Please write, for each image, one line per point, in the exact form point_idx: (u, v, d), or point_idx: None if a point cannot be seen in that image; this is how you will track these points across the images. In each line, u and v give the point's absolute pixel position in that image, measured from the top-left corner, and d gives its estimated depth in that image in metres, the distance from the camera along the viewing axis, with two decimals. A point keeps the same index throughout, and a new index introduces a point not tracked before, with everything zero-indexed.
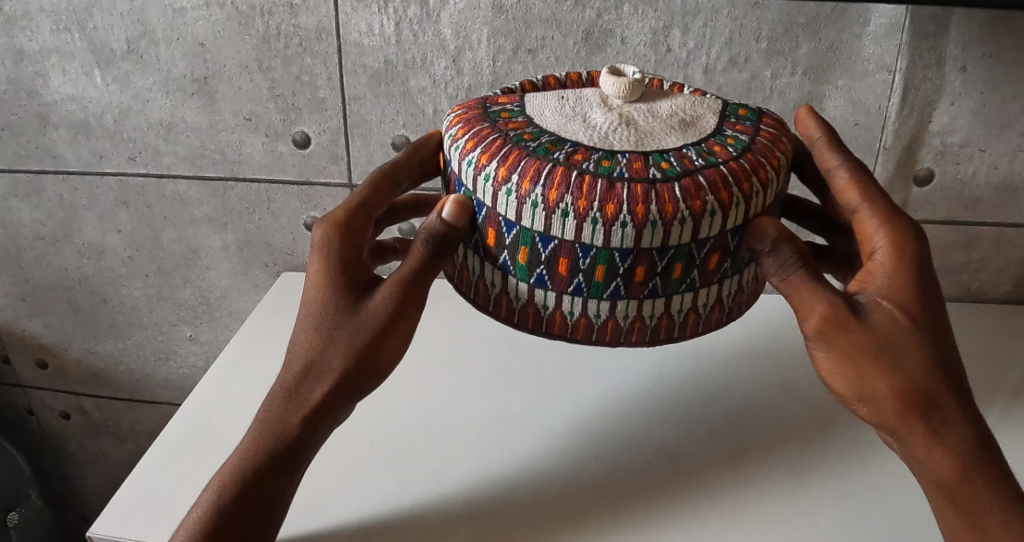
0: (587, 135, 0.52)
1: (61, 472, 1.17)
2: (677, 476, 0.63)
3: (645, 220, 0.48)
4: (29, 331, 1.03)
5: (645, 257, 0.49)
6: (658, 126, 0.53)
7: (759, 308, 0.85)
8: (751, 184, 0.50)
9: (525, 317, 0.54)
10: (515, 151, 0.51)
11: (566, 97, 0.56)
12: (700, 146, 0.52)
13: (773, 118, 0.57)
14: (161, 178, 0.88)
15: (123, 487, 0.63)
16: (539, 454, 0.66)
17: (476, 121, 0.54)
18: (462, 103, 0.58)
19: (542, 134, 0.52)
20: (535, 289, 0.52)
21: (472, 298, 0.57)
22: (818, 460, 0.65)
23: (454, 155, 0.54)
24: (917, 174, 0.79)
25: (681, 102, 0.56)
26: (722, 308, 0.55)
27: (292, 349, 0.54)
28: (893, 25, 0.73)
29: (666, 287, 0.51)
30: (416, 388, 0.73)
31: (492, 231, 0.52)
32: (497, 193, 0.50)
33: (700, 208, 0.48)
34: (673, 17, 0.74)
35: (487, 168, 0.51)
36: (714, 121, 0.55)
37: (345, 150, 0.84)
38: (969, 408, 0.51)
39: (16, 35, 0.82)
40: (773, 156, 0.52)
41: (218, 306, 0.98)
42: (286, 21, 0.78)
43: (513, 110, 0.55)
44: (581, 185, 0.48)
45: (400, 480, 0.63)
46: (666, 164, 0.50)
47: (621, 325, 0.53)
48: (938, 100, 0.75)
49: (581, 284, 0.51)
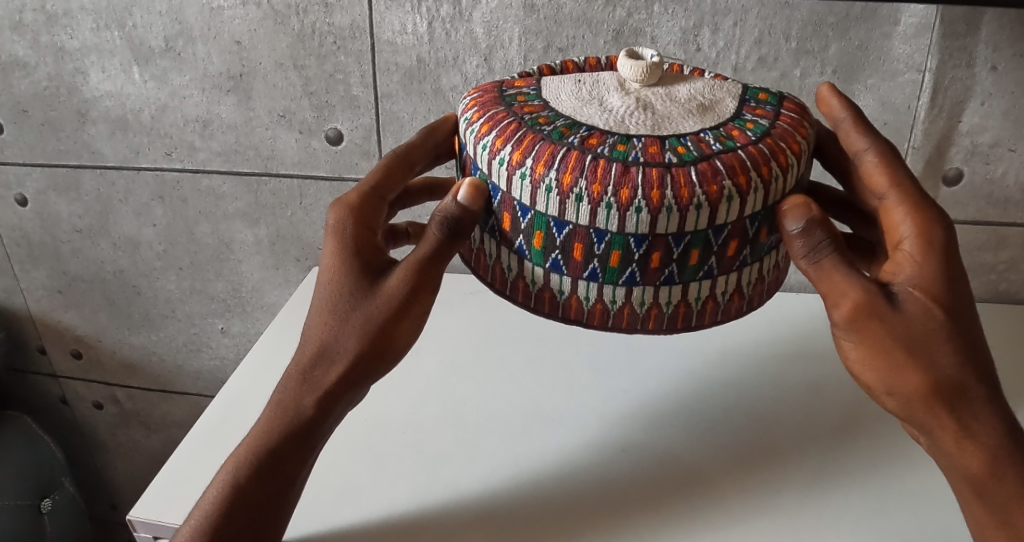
0: (603, 119, 0.53)
1: (94, 460, 1.19)
2: (702, 479, 0.64)
3: (660, 205, 0.49)
4: (64, 322, 1.05)
5: (661, 243, 0.50)
6: (675, 110, 0.54)
7: (785, 305, 0.86)
8: (769, 168, 0.51)
9: (541, 302, 0.55)
10: (529, 135, 0.52)
11: (582, 81, 0.57)
12: (718, 130, 0.52)
13: (794, 102, 0.58)
14: (196, 173, 0.90)
15: (159, 475, 0.65)
16: (570, 453, 0.67)
17: (492, 105, 0.55)
18: (478, 87, 0.59)
19: (557, 118, 0.53)
20: (551, 274, 0.54)
21: (489, 283, 0.58)
22: (846, 458, 0.66)
23: (470, 138, 0.55)
24: (946, 174, 0.80)
25: (700, 87, 0.57)
26: (741, 297, 0.55)
27: (307, 332, 0.56)
28: (923, 25, 0.73)
29: (683, 274, 0.52)
30: (445, 382, 0.74)
31: (508, 216, 0.53)
32: (511, 177, 0.51)
33: (716, 193, 0.49)
34: (704, 16, 0.75)
35: (501, 152, 0.52)
36: (733, 106, 0.55)
37: (376, 147, 0.85)
38: (996, 399, 0.52)
39: (58, 33, 0.84)
40: (792, 140, 0.53)
41: (249, 299, 0.99)
42: (321, 20, 0.79)
43: (529, 94, 0.56)
44: (595, 169, 0.49)
45: (428, 472, 0.65)
46: (683, 148, 0.51)
47: (638, 313, 0.54)
48: (968, 100, 0.75)
49: (596, 269, 0.52)
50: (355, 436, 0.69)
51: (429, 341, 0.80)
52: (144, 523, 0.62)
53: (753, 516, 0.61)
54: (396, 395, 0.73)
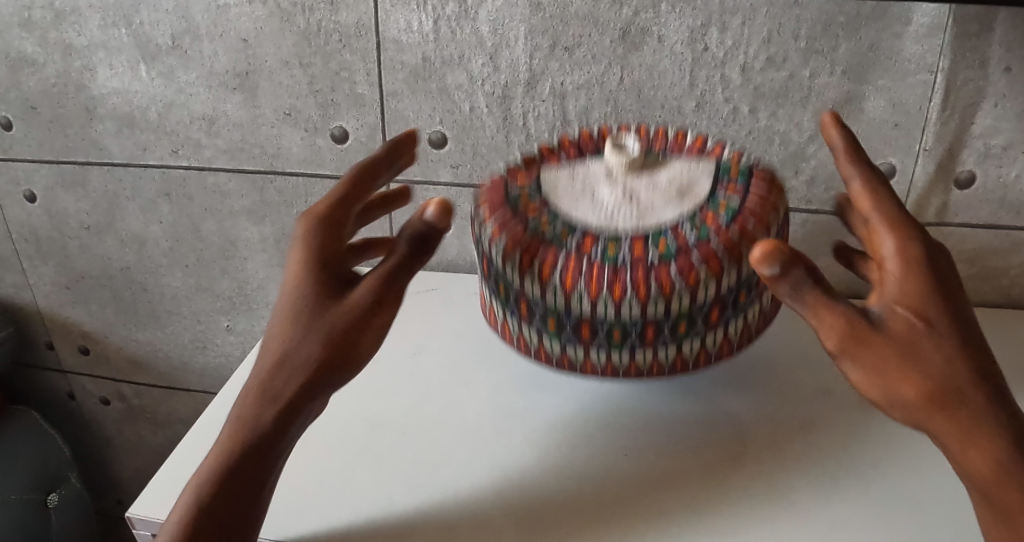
0: (595, 215, 0.58)
1: (101, 456, 1.20)
2: (704, 479, 0.63)
3: (648, 298, 0.54)
4: (72, 318, 1.05)
5: (653, 322, 0.56)
6: (657, 198, 0.59)
7: (794, 310, 0.84)
8: (742, 250, 0.55)
9: (561, 363, 0.60)
10: (532, 240, 0.57)
11: (574, 173, 0.62)
12: (696, 217, 0.57)
13: (766, 169, 0.62)
14: (202, 170, 0.90)
15: (158, 474, 0.65)
16: (569, 455, 0.66)
17: (497, 205, 0.60)
18: (485, 183, 0.64)
19: (556, 219, 0.58)
20: (565, 346, 0.59)
21: (511, 343, 0.63)
22: (853, 462, 0.64)
23: (483, 241, 0.60)
24: (957, 177, 0.78)
25: (682, 169, 0.61)
26: (732, 343, 0.60)
27: (266, 339, 0.55)
28: (935, 25, 0.72)
29: (676, 338, 0.57)
30: (447, 382, 0.74)
31: (523, 303, 0.58)
32: (520, 276, 0.57)
33: (694, 281, 0.54)
34: (712, 16, 0.74)
35: (509, 255, 0.57)
36: (710, 185, 0.60)
37: (381, 145, 0.85)
38: (1001, 399, 0.50)
39: (66, 30, 0.84)
40: (763, 216, 0.57)
41: (254, 298, 0.99)
42: (327, 18, 0.79)
43: (530, 191, 0.61)
44: (591, 270, 0.55)
45: (429, 472, 0.64)
46: (664, 242, 0.55)
47: (643, 368, 0.59)
48: (981, 102, 0.74)
49: (604, 342, 0.57)
50: (356, 435, 0.68)
51: (433, 342, 0.80)
52: (144, 521, 0.61)
53: (754, 522, 0.59)
54: (398, 396, 0.72)
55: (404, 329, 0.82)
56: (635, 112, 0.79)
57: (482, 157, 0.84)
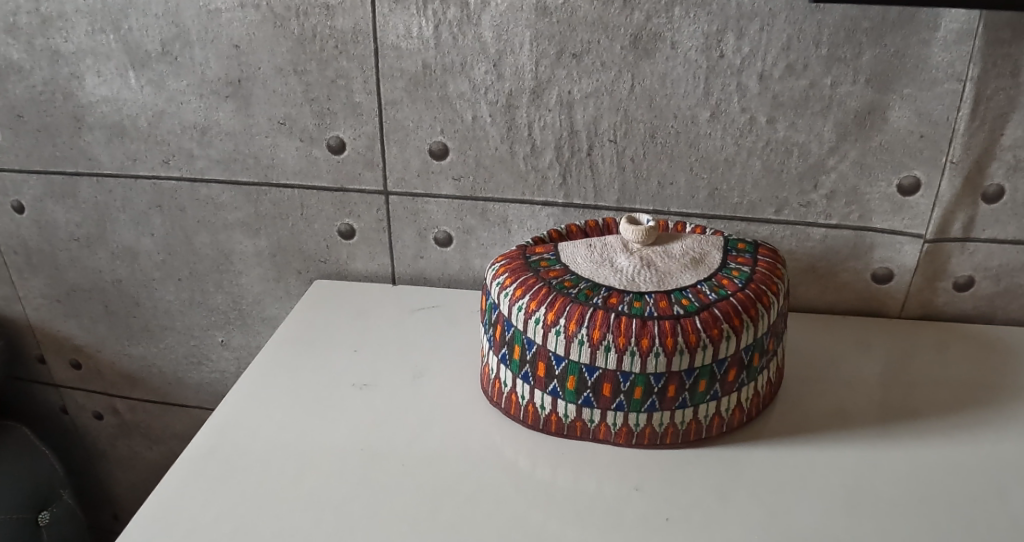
0: (616, 280, 0.65)
1: (95, 471, 1.17)
2: (721, 517, 0.59)
3: (674, 349, 0.60)
4: (64, 331, 1.02)
5: (675, 377, 0.61)
6: (673, 266, 0.67)
7: (814, 331, 0.80)
8: (757, 309, 0.63)
9: (573, 429, 0.66)
10: (560, 298, 0.63)
11: (593, 244, 0.70)
12: (712, 280, 0.65)
13: (768, 247, 0.71)
14: (194, 181, 0.87)
15: (143, 508, 0.61)
16: (577, 487, 0.62)
17: (521, 271, 0.67)
18: (504, 253, 0.71)
19: (579, 280, 0.65)
20: (582, 408, 0.64)
21: (521, 419, 0.68)
22: (879, 500, 0.60)
23: (503, 300, 0.66)
24: (986, 190, 0.74)
25: (691, 243, 0.70)
26: (742, 411, 0.66)
27: None
28: (964, 31, 0.68)
29: (693, 398, 0.63)
30: (448, 409, 0.70)
31: (543, 363, 0.64)
32: (547, 333, 0.62)
33: (718, 334, 0.61)
34: (728, 21, 0.70)
35: (537, 312, 0.63)
36: (720, 256, 0.69)
37: (380, 156, 0.81)
38: None
39: (53, 36, 0.81)
40: (772, 282, 0.66)
41: (250, 312, 0.95)
42: (322, 23, 0.76)
43: (550, 259, 0.68)
44: (619, 325, 0.61)
45: (429, 505, 0.61)
46: (687, 300, 0.63)
47: (657, 431, 0.64)
48: (1012, 111, 0.70)
49: (623, 401, 0.63)
50: (353, 466, 0.64)
51: (435, 364, 0.76)
52: None
53: None
54: (398, 424, 0.69)
55: (405, 349, 0.78)
56: (646, 123, 0.75)
57: (485, 168, 0.80)
